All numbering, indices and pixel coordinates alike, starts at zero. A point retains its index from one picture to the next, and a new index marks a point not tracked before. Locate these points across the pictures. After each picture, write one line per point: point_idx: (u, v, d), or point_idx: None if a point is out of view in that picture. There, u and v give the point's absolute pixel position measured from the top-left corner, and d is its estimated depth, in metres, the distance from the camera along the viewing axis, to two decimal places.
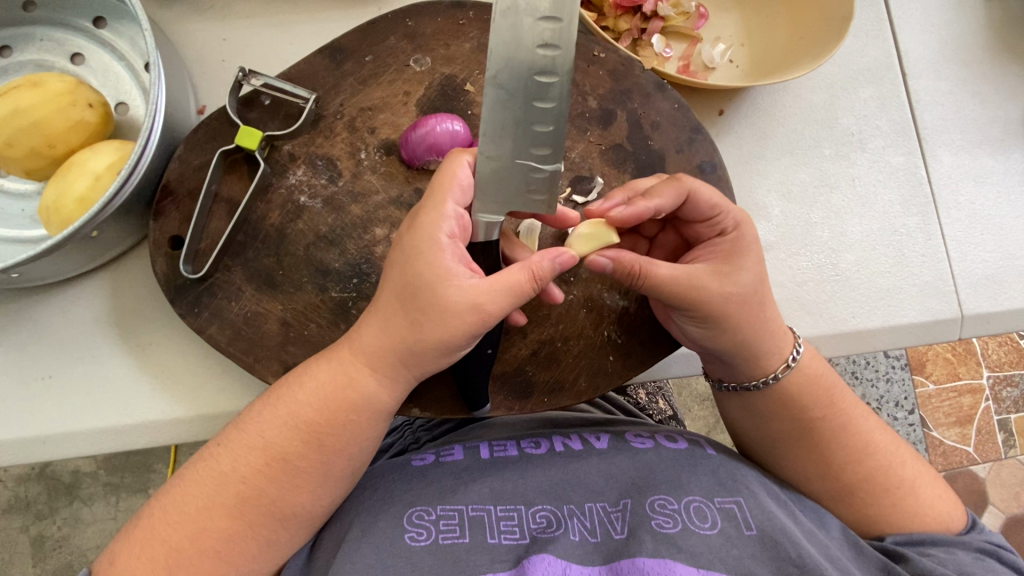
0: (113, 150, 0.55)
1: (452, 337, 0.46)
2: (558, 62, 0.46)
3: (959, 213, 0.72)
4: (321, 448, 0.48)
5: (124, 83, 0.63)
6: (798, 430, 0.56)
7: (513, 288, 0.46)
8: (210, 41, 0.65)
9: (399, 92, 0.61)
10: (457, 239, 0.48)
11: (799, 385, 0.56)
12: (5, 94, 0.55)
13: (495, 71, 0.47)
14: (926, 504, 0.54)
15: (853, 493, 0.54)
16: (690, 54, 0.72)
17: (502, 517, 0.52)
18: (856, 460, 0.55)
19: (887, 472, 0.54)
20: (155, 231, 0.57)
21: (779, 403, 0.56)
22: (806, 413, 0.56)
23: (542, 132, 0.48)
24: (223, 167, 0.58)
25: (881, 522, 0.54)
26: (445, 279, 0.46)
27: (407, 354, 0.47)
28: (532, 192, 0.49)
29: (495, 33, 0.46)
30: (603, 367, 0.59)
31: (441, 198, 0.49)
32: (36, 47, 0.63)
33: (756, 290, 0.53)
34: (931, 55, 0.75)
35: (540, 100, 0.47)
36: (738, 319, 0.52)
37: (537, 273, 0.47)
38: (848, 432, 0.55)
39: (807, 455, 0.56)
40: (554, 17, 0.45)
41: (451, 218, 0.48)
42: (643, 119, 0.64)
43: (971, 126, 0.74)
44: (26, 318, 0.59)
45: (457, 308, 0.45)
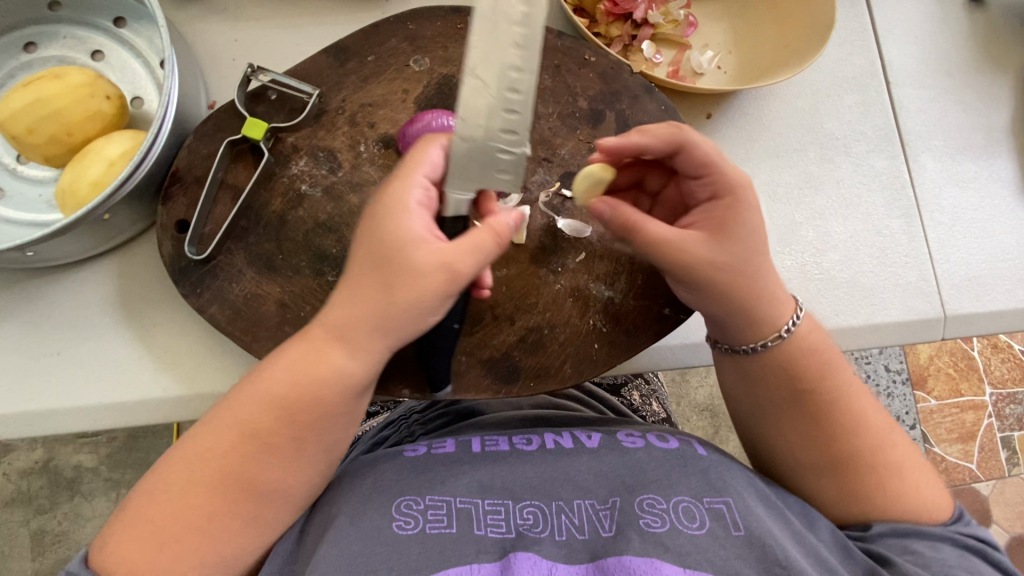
0: (127, 138, 0.59)
1: (422, 299, 0.48)
2: (525, 61, 0.51)
3: (943, 216, 0.74)
4: (294, 425, 0.49)
5: (140, 79, 0.67)
6: (793, 399, 0.57)
7: (478, 249, 0.49)
8: (222, 42, 0.69)
9: (398, 90, 0.64)
10: (423, 208, 0.51)
11: (794, 353, 0.57)
12: (29, 84, 0.59)
13: (471, 61, 0.50)
14: (911, 488, 0.54)
15: (839, 469, 0.55)
16: (679, 60, 0.75)
17: (490, 510, 0.54)
18: (845, 437, 0.55)
19: (875, 451, 0.55)
20: (163, 216, 0.60)
21: (777, 368, 0.57)
22: (800, 380, 0.57)
23: (510, 117, 0.51)
24: (229, 156, 0.61)
25: (866, 501, 0.54)
26: (414, 241, 0.48)
27: (378, 323, 0.49)
28: (499, 171, 0.51)
29: (473, 33, 0.50)
30: (588, 354, 0.61)
31: (410, 171, 0.51)
32: (58, 44, 0.67)
33: (747, 258, 0.54)
34: (916, 64, 0.78)
35: (510, 90, 0.51)
36: (731, 283, 0.54)
37: (497, 233, 0.50)
38: (840, 406, 0.56)
39: (798, 427, 0.57)
40: (524, 29, 0.51)
41: (418, 187, 0.51)
42: (631, 119, 0.66)
43: (954, 133, 0.77)
44: (36, 298, 0.62)
45: (425, 270, 0.48)
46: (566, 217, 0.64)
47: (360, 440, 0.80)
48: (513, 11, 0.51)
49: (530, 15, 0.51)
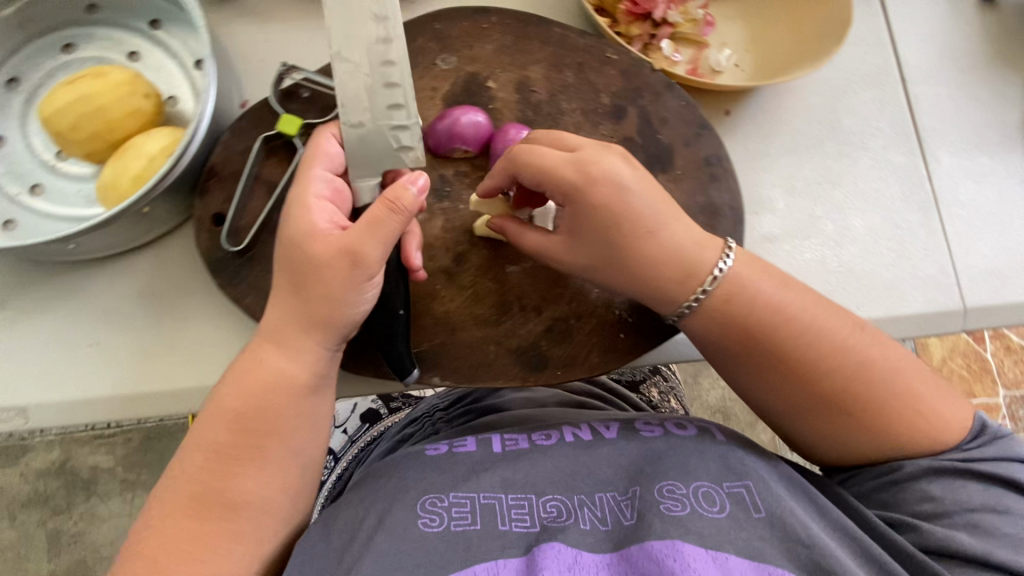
0: (166, 135, 0.61)
1: (336, 291, 0.52)
2: (387, 30, 0.57)
3: (961, 210, 0.75)
4: (251, 433, 0.52)
5: (175, 79, 0.69)
6: (750, 352, 0.56)
7: (375, 226, 0.52)
8: (254, 43, 0.71)
9: (426, 88, 0.66)
10: (326, 200, 0.55)
11: (728, 305, 0.56)
12: (73, 82, 0.61)
13: (337, 48, 0.56)
14: (897, 420, 0.53)
15: (814, 414, 0.55)
16: (698, 58, 0.76)
17: (513, 506, 0.55)
18: (808, 383, 0.54)
19: (843, 394, 0.54)
20: (201, 209, 0.62)
21: (719, 321, 0.56)
22: (757, 330, 0.56)
23: (392, 90, 0.57)
24: (264, 152, 0.63)
25: (848, 443, 0.54)
26: (313, 237, 0.53)
27: (307, 323, 0.53)
28: (402, 148, 0.57)
29: (329, 19, 0.56)
30: (614, 344, 0.62)
31: (309, 168, 0.56)
32: (97, 46, 0.70)
33: (610, 246, 0.56)
34: (930, 61, 0.79)
35: (384, 64, 0.56)
36: (622, 263, 0.56)
37: (390, 202, 0.52)
38: (797, 353, 0.55)
39: (761, 379, 0.56)
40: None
41: (319, 182, 0.55)
42: (652, 114, 0.67)
43: (970, 129, 0.78)
44: (74, 290, 0.64)
45: (328, 261, 0.52)
46: None
47: (386, 437, 0.84)
48: None
49: None
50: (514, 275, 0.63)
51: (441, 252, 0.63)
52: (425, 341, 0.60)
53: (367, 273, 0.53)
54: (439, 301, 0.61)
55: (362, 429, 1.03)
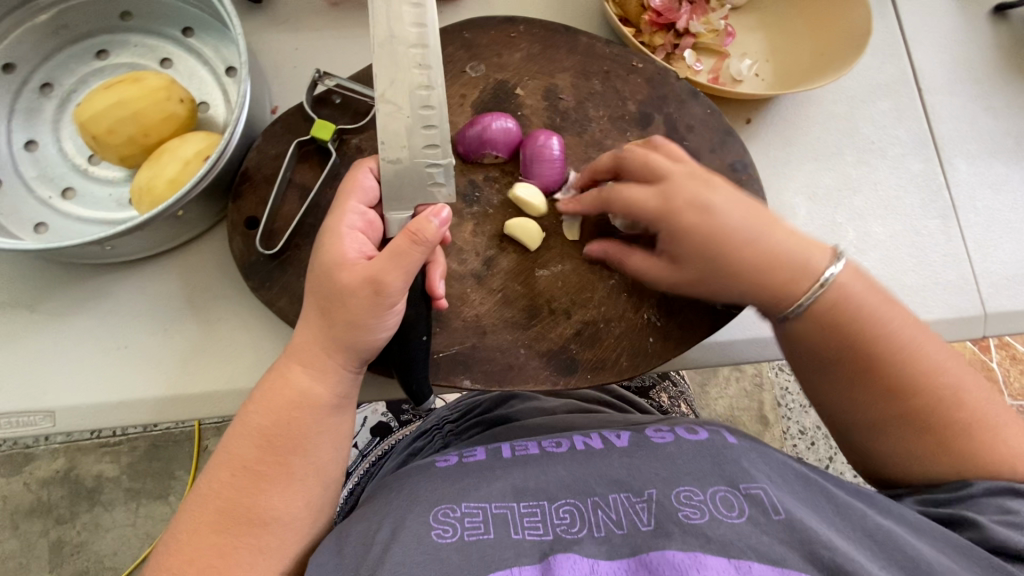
0: (201, 139, 0.62)
1: (363, 317, 0.50)
2: (431, 77, 0.56)
3: (978, 217, 0.76)
4: (277, 450, 0.50)
5: (207, 85, 0.70)
6: (855, 361, 0.55)
7: (398, 256, 0.49)
8: (285, 50, 0.72)
9: (456, 95, 0.67)
10: (358, 231, 0.53)
11: (833, 306, 0.55)
12: (110, 88, 0.62)
13: (382, 90, 0.55)
14: (996, 443, 0.51)
15: (918, 426, 0.53)
16: (719, 68, 0.78)
17: (526, 514, 0.52)
18: (912, 396, 0.53)
19: (948, 410, 0.52)
20: (234, 213, 0.62)
21: (824, 325, 0.56)
22: (856, 342, 0.55)
23: (430, 133, 0.56)
24: (297, 157, 0.64)
25: (950, 462, 0.52)
26: (342, 265, 0.51)
27: (334, 346, 0.51)
28: (433, 185, 0.56)
29: (376, 61, 0.55)
30: (644, 348, 0.62)
31: (344, 201, 0.55)
32: (130, 52, 0.71)
33: (716, 247, 0.56)
34: (946, 71, 0.81)
35: (424, 108, 0.56)
36: (720, 273, 0.57)
37: (415, 234, 0.49)
38: (905, 365, 0.53)
39: (861, 390, 0.55)
40: (422, 44, 0.56)
41: (353, 214, 0.54)
42: (678, 122, 0.68)
43: (986, 138, 0.79)
44: (104, 293, 0.64)
45: (354, 290, 0.50)
46: None
47: (396, 451, 0.82)
48: (409, 31, 0.55)
49: (423, 29, 0.56)
50: (543, 278, 0.63)
51: (471, 256, 0.63)
52: (453, 345, 0.60)
53: (389, 301, 0.50)
54: (469, 304, 0.62)
55: (374, 443, 1.02)
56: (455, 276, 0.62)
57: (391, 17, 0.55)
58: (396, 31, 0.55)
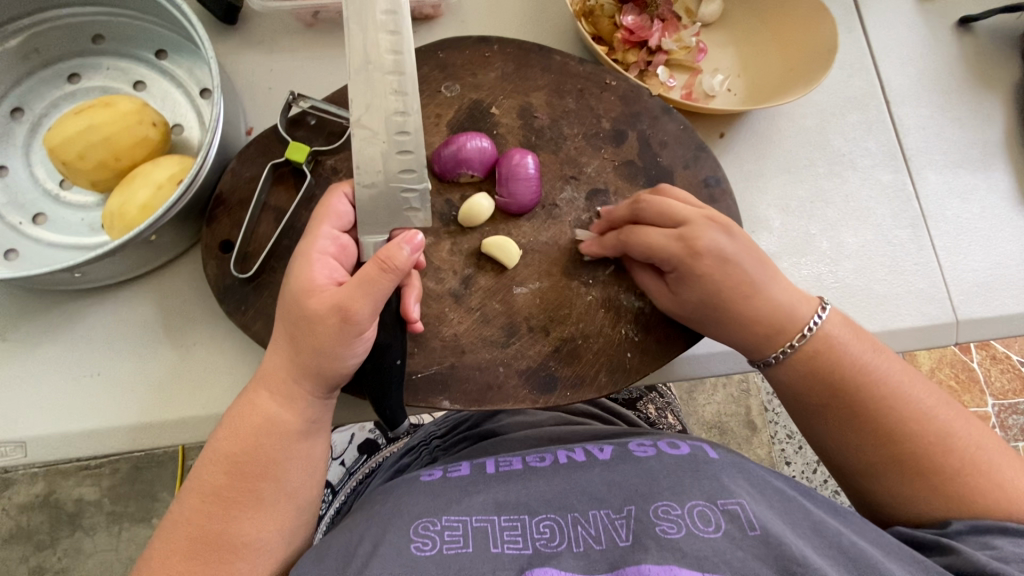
0: (174, 163, 0.61)
1: (331, 344, 0.50)
2: (407, 103, 0.56)
3: (948, 226, 0.78)
4: (247, 476, 0.49)
5: (181, 107, 0.70)
6: (843, 404, 0.56)
7: (366, 283, 0.49)
8: (260, 72, 0.72)
9: (432, 115, 0.68)
10: (330, 256, 0.53)
11: (819, 353, 0.58)
12: (81, 112, 0.61)
13: (357, 115, 0.55)
14: (994, 484, 0.51)
15: (911, 466, 0.53)
16: (692, 84, 0.79)
17: (506, 527, 0.51)
18: (901, 437, 0.54)
19: (939, 452, 0.53)
20: (208, 236, 0.62)
21: (811, 369, 0.58)
22: (836, 386, 0.57)
23: (406, 158, 0.56)
24: (272, 179, 0.64)
25: (945, 504, 0.52)
26: (312, 291, 0.51)
27: (302, 370, 0.51)
28: (409, 210, 0.57)
29: (352, 88, 0.55)
30: (622, 363, 0.63)
31: (318, 224, 0.55)
32: (102, 75, 0.70)
33: (722, 291, 0.58)
34: (913, 84, 0.83)
35: (400, 133, 0.56)
36: (722, 316, 0.59)
37: (386, 261, 0.49)
38: (892, 407, 0.55)
39: (850, 431, 0.56)
40: (398, 71, 0.56)
41: (325, 239, 0.54)
42: (651, 138, 0.69)
43: (953, 148, 0.81)
44: (76, 320, 0.63)
45: (322, 315, 0.49)
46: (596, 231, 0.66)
47: (383, 468, 0.82)
48: (385, 58, 0.56)
49: (400, 56, 0.56)
50: (521, 296, 0.63)
51: (448, 275, 0.63)
52: (429, 366, 0.60)
53: (357, 330, 0.50)
54: (448, 323, 0.62)
55: (362, 460, 1.01)
56: (433, 295, 0.63)
57: (366, 44, 0.56)
58: (372, 57, 0.56)
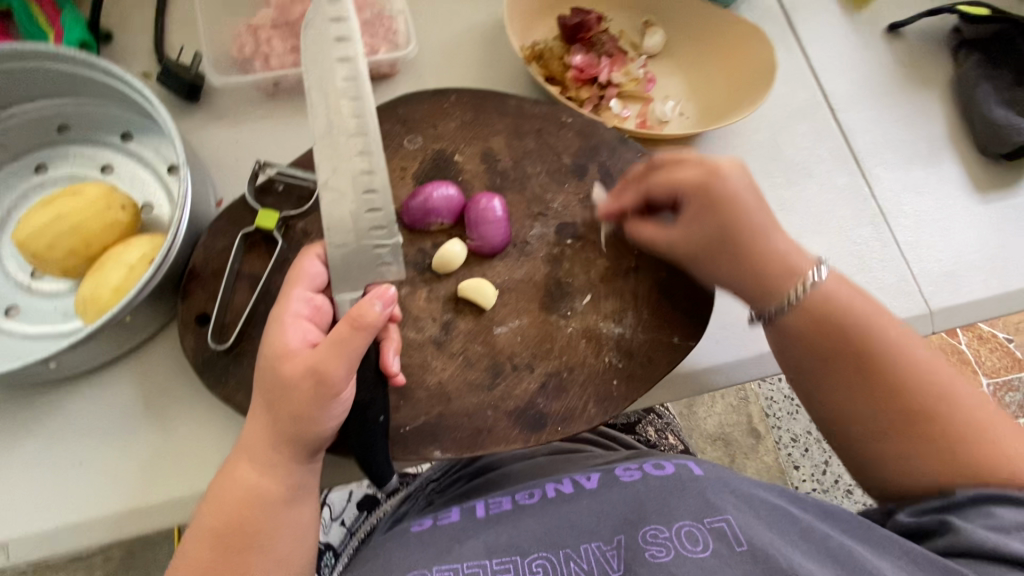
0: (145, 242, 0.62)
1: (310, 407, 0.49)
2: (373, 162, 0.58)
3: (907, 220, 0.81)
4: (234, 551, 0.48)
5: (149, 186, 0.71)
6: (847, 356, 0.57)
7: (340, 343, 0.49)
8: (226, 144, 0.74)
9: (397, 168, 0.70)
10: (304, 318, 0.54)
11: (819, 304, 0.59)
12: (49, 203, 0.62)
13: (324, 178, 0.57)
14: (991, 442, 0.52)
15: (914, 419, 0.54)
16: (645, 112, 0.82)
17: (498, 571, 0.50)
18: (905, 390, 0.55)
19: (939, 406, 0.54)
20: (184, 311, 0.62)
21: (811, 321, 0.59)
22: (839, 338, 0.58)
23: (375, 216, 0.57)
24: (244, 247, 0.64)
25: (949, 462, 0.52)
26: (288, 355, 0.51)
27: (282, 437, 0.50)
28: (381, 264, 0.58)
29: (318, 153, 0.57)
30: (610, 391, 0.63)
31: (290, 287, 0.55)
32: (69, 163, 0.71)
33: (728, 238, 0.61)
34: (853, 91, 0.87)
35: (367, 191, 0.57)
36: (727, 261, 0.61)
37: (357, 318, 0.50)
38: (894, 360, 0.56)
39: (853, 383, 0.57)
40: (361, 133, 0.58)
41: (298, 301, 0.54)
42: (612, 168, 0.72)
43: (899, 146, 0.85)
44: (54, 410, 0.62)
45: (298, 380, 0.49)
46: (568, 263, 0.67)
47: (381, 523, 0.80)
48: (347, 121, 0.58)
49: (363, 118, 0.58)
50: (502, 335, 0.64)
51: (428, 322, 0.64)
52: (416, 418, 0.60)
53: (333, 392, 0.50)
54: (432, 371, 0.62)
55: (361, 519, 0.98)
56: (414, 344, 0.63)
57: (329, 111, 0.58)
58: (335, 122, 0.58)
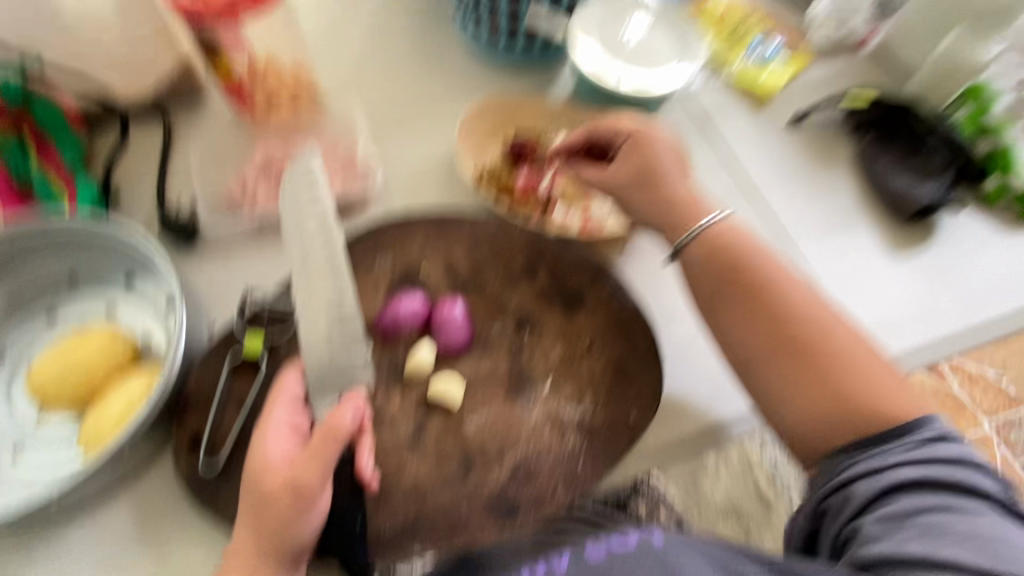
0: (143, 376, 0.69)
1: (290, 518, 0.54)
2: (341, 285, 0.65)
3: (834, 282, 0.89)
4: None
5: (148, 323, 0.79)
6: (744, 292, 0.70)
7: (315, 454, 0.55)
8: (218, 279, 0.83)
9: (369, 285, 0.78)
10: (284, 433, 0.60)
11: (719, 245, 0.73)
12: (60, 348, 0.70)
13: (301, 305, 0.64)
14: (861, 374, 0.62)
15: (797, 342, 0.65)
16: (588, 214, 0.88)
17: None
18: (790, 318, 0.66)
19: (820, 339, 0.65)
20: (178, 436, 0.67)
21: (711, 255, 0.73)
22: (735, 271, 0.71)
23: (348, 334, 0.65)
24: (233, 371, 0.71)
25: (822, 385, 0.62)
26: (268, 469, 0.56)
27: (264, 549, 0.54)
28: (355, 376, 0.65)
29: (295, 283, 0.65)
30: (575, 473, 0.67)
31: (271, 406, 0.61)
32: (76, 308, 0.80)
33: (650, 168, 0.80)
34: (769, 176, 1.00)
35: (339, 313, 0.65)
36: (647, 184, 0.79)
37: (330, 428, 0.56)
38: (782, 299, 0.68)
39: (745, 307, 0.69)
40: (332, 262, 0.64)
41: (279, 418, 0.60)
42: (560, 265, 0.81)
43: (817, 219, 0.96)
44: (50, 546, 0.65)
45: (278, 492, 0.54)
46: (528, 355, 0.74)
47: None
48: (318, 254, 0.65)
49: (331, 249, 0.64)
50: (471, 430, 0.69)
51: (402, 424, 0.69)
52: (394, 518, 0.63)
53: (312, 501, 0.55)
54: (408, 471, 0.66)
55: None
56: (390, 446, 0.68)
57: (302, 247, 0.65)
58: (307, 255, 0.65)
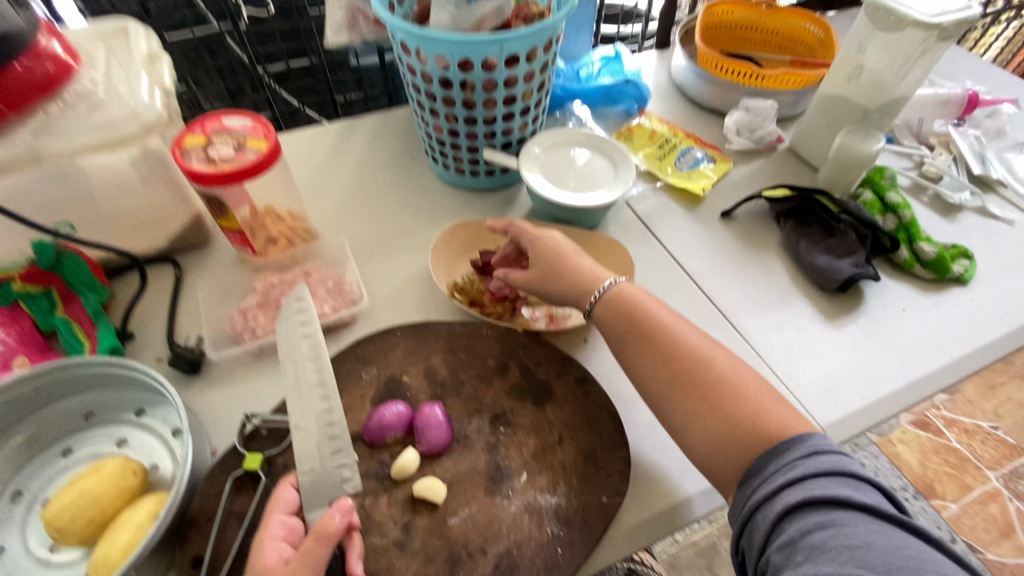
0: (151, 501, 0.75)
1: None
2: (331, 401, 0.76)
3: (779, 352, 0.99)
4: None
5: (156, 450, 0.86)
6: (647, 337, 0.80)
7: (312, 555, 0.61)
8: (221, 402, 0.92)
9: (357, 395, 0.87)
10: (280, 540, 0.65)
11: (622, 300, 0.84)
12: (75, 481, 0.76)
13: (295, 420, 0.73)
14: (747, 402, 0.71)
15: (692, 376, 0.75)
16: (551, 310, 1.01)
17: None
18: (686, 356, 0.76)
19: (711, 373, 0.74)
20: (181, 557, 0.72)
21: (616, 310, 0.84)
22: (638, 321, 0.82)
23: (338, 444, 0.73)
24: (233, 489, 0.77)
25: (716, 412, 0.71)
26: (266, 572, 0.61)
27: None
28: (345, 481, 0.72)
29: (290, 402, 0.75)
30: (556, 560, 0.72)
31: (268, 514, 0.67)
32: (91, 442, 0.87)
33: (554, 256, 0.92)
34: (708, 263, 1.13)
35: (329, 424, 0.74)
36: (552, 270, 0.91)
37: (325, 528, 0.62)
38: (679, 341, 0.78)
39: (649, 352, 0.79)
40: (320, 382, 0.77)
41: (276, 526, 0.66)
42: (528, 361, 0.90)
43: (756, 298, 1.08)
44: None
45: None
46: (504, 448, 0.81)
47: None
48: (310, 375, 0.77)
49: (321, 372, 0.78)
50: (455, 525, 0.74)
51: (390, 525, 0.74)
52: None
53: None
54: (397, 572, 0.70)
55: None
56: (380, 549, 0.72)
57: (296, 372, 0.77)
58: (300, 378, 0.77)
